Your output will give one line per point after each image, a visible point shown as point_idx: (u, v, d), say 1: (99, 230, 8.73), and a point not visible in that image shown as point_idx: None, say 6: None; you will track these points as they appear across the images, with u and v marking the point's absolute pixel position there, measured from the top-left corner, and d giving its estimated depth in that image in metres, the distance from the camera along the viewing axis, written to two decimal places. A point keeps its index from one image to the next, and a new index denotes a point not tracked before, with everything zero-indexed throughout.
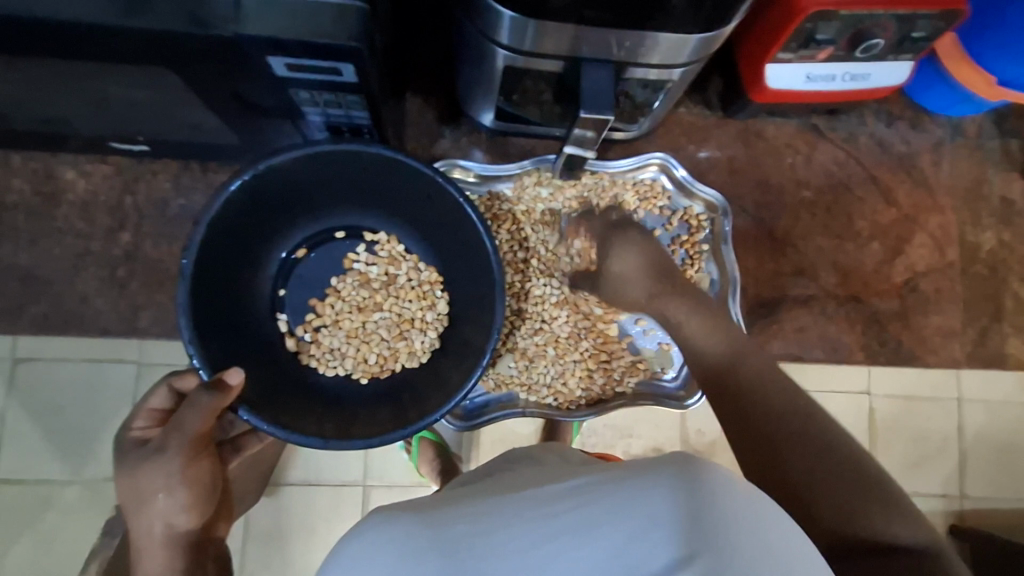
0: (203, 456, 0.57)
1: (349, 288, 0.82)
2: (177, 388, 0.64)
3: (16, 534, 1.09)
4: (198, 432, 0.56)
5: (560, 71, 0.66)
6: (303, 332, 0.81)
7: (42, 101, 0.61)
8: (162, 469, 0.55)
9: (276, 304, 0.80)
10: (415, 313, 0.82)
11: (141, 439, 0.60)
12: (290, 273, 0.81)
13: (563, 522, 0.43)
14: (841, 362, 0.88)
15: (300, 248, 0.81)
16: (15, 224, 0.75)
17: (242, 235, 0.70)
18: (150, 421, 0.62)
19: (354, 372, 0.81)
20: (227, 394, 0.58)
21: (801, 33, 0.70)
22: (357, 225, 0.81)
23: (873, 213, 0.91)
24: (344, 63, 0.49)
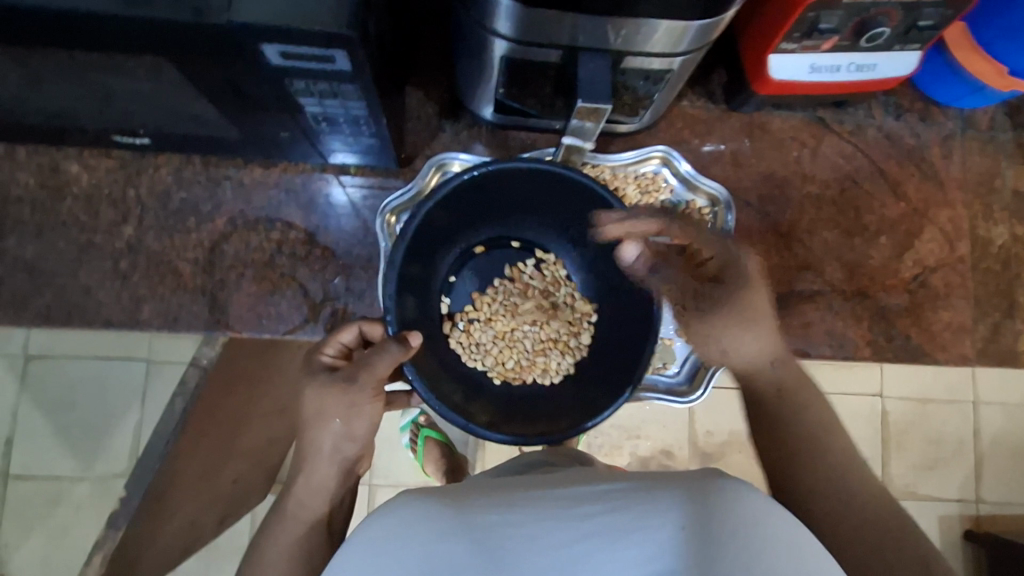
0: (378, 398, 0.65)
1: (510, 293, 0.90)
2: (364, 331, 0.70)
3: (28, 527, 1.25)
4: (381, 375, 0.65)
5: (560, 62, 0.65)
6: (460, 319, 0.88)
7: (46, 94, 0.62)
8: (351, 397, 0.63)
9: (443, 289, 0.88)
10: (564, 334, 0.89)
11: (330, 365, 0.67)
12: (463, 266, 0.89)
13: (594, 523, 0.46)
14: (848, 358, 0.86)
15: (480, 245, 0.89)
16: (21, 217, 0.76)
17: (440, 227, 0.79)
18: (337, 351, 0.68)
19: (490, 369, 0.88)
20: (407, 349, 0.66)
21: (803, 23, 0.69)
22: (534, 241, 0.90)
23: (881, 207, 0.89)
24: (338, 51, 0.49)
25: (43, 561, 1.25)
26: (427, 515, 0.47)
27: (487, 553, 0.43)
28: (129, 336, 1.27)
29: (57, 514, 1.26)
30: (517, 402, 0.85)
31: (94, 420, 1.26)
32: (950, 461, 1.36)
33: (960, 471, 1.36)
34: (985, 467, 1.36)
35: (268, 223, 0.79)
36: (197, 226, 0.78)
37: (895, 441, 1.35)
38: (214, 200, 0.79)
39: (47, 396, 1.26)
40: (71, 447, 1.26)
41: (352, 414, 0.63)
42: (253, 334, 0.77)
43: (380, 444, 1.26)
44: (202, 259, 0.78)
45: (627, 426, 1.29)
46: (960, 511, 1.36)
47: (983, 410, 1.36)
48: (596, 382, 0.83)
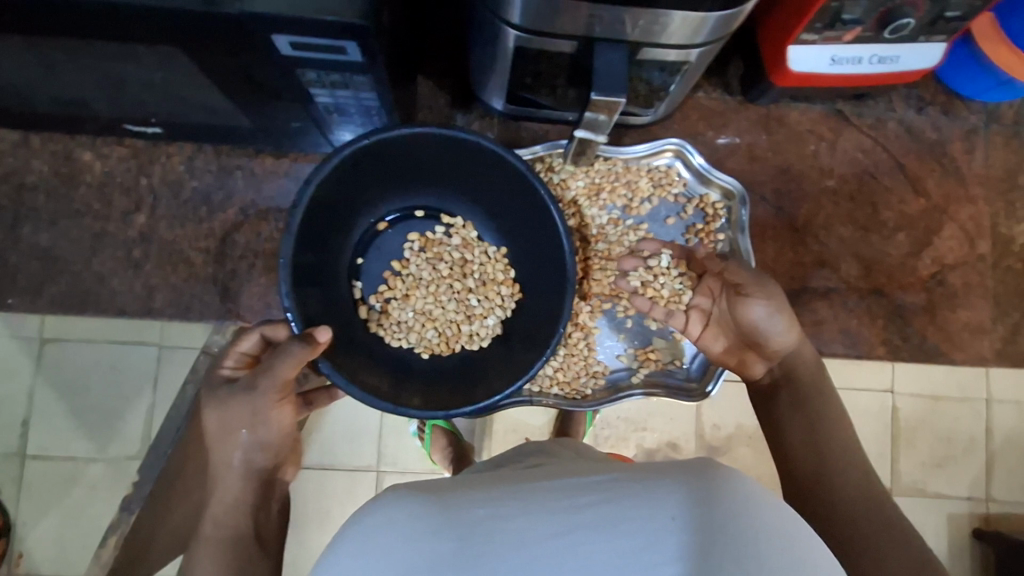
0: (286, 402, 0.65)
1: (420, 262, 0.87)
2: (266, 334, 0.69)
3: (45, 507, 1.28)
4: (286, 378, 0.63)
5: (574, 53, 0.64)
6: (375, 301, 0.86)
7: (60, 81, 0.62)
8: (251, 406, 0.63)
9: (353, 270, 0.86)
10: (488, 298, 0.87)
11: (229, 377, 0.68)
12: (370, 243, 0.87)
13: (582, 514, 0.45)
14: (861, 357, 0.85)
15: (383, 221, 0.87)
16: (35, 205, 0.77)
17: (335, 206, 0.76)
18: (239, 361, 0.69)
19: (415, 346, 0.86)
20: (315, 348, 0.64)
21: (826, 13, 0.67)
22: (438, 206, 0.88)
23: (899, 203, 0.88)
24: (349, 42, 0.48)
25: (61, 540, 1.28)
26: (419, 512, 0.48)
27: (471, 552, 0.44)
28: (142, 322, 1.28)
29: (72, 496, 1.28)
30: (445, 373, 0.84)
31: (107, 404, 1.28)
32: (961, 458, 1.35)
33: (971, 469, 1.34)
34: (996, 466, 1.35)
35: (278, 213, 0.79)
36: (208, 215, 0.78)
37: (905, 437, 1.34)
38: (224, 190, 0.79)
39: (62, 379, 1.28)
40: (85, 429, 1.28)
41: (258, 423, 0.64)
42: (263, 323, 0.78)
43: (388, 432, 1.27)
44: (213, 249, 0.78)
45: (634, 418, 1.29)
46: (969, 509, 1.34)
47: (997, 408, 1.34)
48: (521, 344, 0.81)
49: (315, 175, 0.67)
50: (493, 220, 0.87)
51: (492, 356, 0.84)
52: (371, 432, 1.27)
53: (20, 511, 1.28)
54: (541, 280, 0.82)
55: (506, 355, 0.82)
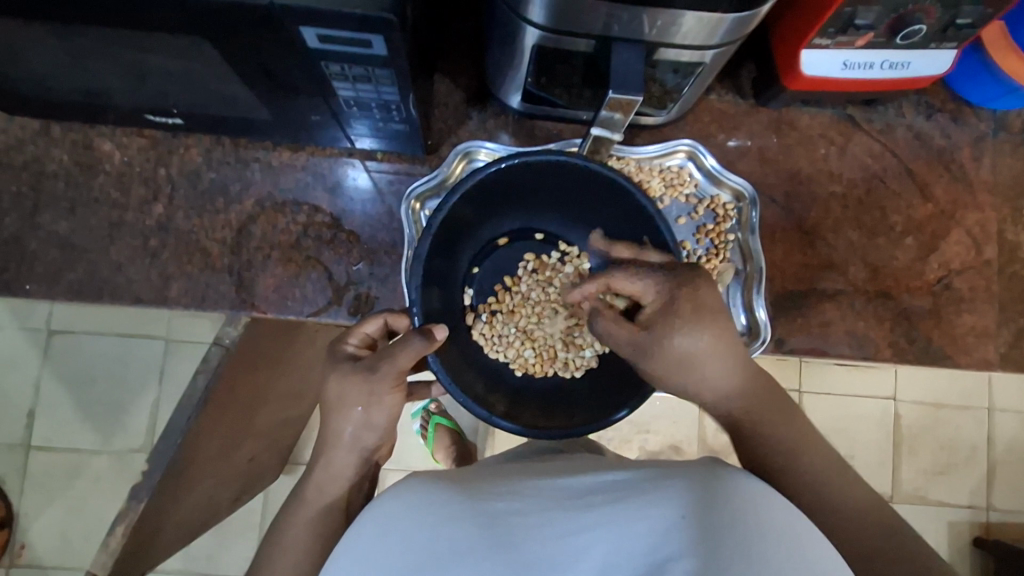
0: (398, 389, 0.64)
1: (531, 283, 0.89)
2: (389, 322, 0.69)
3: (49, 496, 1.28)
4: (403, 368, 0.63)
5: (592, 52, 0.65)
6: (482, 310, 0.89)
7: (86, 70, 0.63)
8: (368, 386, 0.62)
9: (466, 279, 0.88)
10: (592, 329, 0.87)
11: (352, 353, 0.67)
12: (485, 258, 0.89)
13: (592, 514, 0.46)
14: (867, 359, 0.86)
15: (504, 237, 0.89)
16: (54, 193, 0.78)
17: (463, 220, 0.78)
18: (361, 341, 0.68)
19: (511, 361, 0.87)
20: (433, 342, 0.64)
21: (838, 18, 0.68)
22: (558, 234, 0.90)
23: (908, 208, 0.88)
24: (375, 35, 0.49)
25: (63, 532, 1.28)
26: (433, 501, 0.48)
27: (493, 540, 0.44)
28: (150, 314, 1.29)
29: (76, 485, 1.29)
30: (535, 396, 0.83)
31: (115, 394, 1.29)
32: (962, 467, 1.35)
33: (972, 478, 1.35)
34: (997, 475, 1.35)
35: (296, 205, 0.80)
36: (225, 207, 0.79)
37: (907, 444, 1.34)
38: (242, 182, 0.80)
39: (70, 369, 1.29)
40: (90, 421, 1.29)
41: (374, 402, 0.62)
42: (277, 314, 0.79)
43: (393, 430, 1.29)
44: (229, 240, 0.79)
45: (636, 420, 1.30)
46: (970, 518, 1.35)
47: (998, 417, 1.35)
48: (614, 373, 0.82)
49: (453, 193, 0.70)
50: None
51: (584, 388, 0.83)
52: None
53: (22, 502, 1.28)
54: None
55: (606, 383, 0.81)
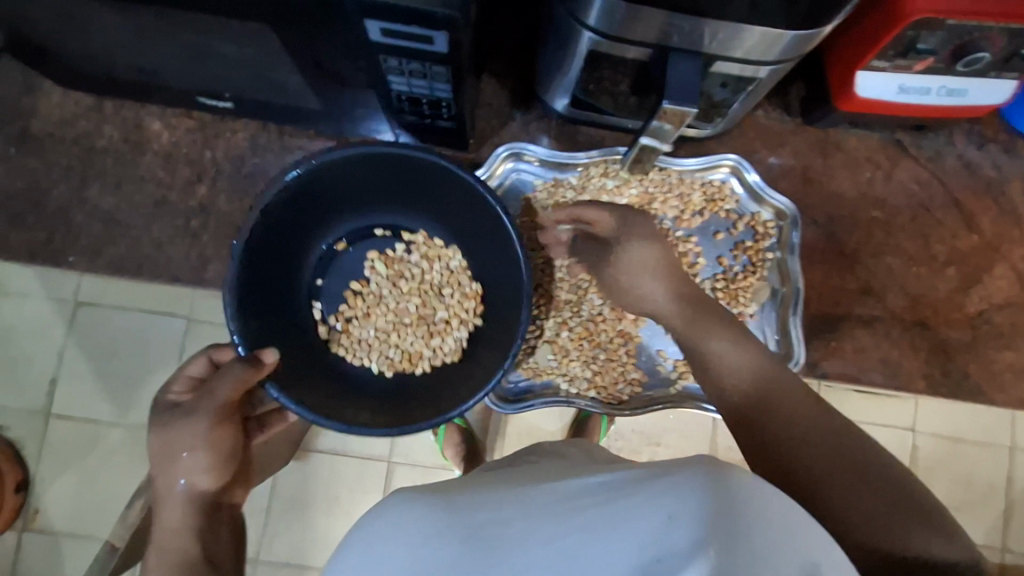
0: (229, 422, 0.59)
1: (381, 281, 0.84)
2: (214, 359, 0.66)
3: (66, 464, 1.30)
4: (229, 399, 0.59)
5: (647, 60, 0.65)
6: (335, 321, 0.83)
7: (146, 49, 0.64)
8: (189, 427, 0.57)
9: (313, 292, 0.83)
10: (450, 311, 0.83)
11: (175, 402, 0.62)
12: (330, 266, 0.84)
13: (576, 519, 0.44)
14: (899, 389, 0.84)
15: (341, 241, 0.83)
16: (102, 168, 0.79)
17: (299, 212, 0.73)
18: (186, 385, 0.64)
19: (379, 366, 0.83)
20: (259, 368, 0.61)
21: (900, 42, 0.67)
22: (399, 225, 0.84)
23: (952, 238, 0.86)
24: (438, 31, 0.49)
25: (76, 501, 1.30)
26: (430, 518, 0.48)
27: (478, 549, 0.44)
28: (177, 293, 1.31)
29: (93, 455, 1.30)
30: (404, 395, 0.79)
31: (139, 369, 1.31)
32: (979, 505, 1.32)
33: (989, 516, 1.32)
34: (1015, 516, 1.32)
35: None
36: None
37: (924, 477, 1.32)
38: (285, 168, 0.81)
39: (96, 341, 1.31)
40: (108, 394, 1.31)
41: (199, 445, 0.57)
42: None
43: None
44: None
45: (649, 432, 1.28)
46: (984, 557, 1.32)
47: None
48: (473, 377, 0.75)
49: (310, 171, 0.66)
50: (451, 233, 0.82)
51: (449, 380, 0.79)
52: None
53: (41, 467, 1.30)
54: (501, 302, 0.78)
55: (483, 363, 0.76)
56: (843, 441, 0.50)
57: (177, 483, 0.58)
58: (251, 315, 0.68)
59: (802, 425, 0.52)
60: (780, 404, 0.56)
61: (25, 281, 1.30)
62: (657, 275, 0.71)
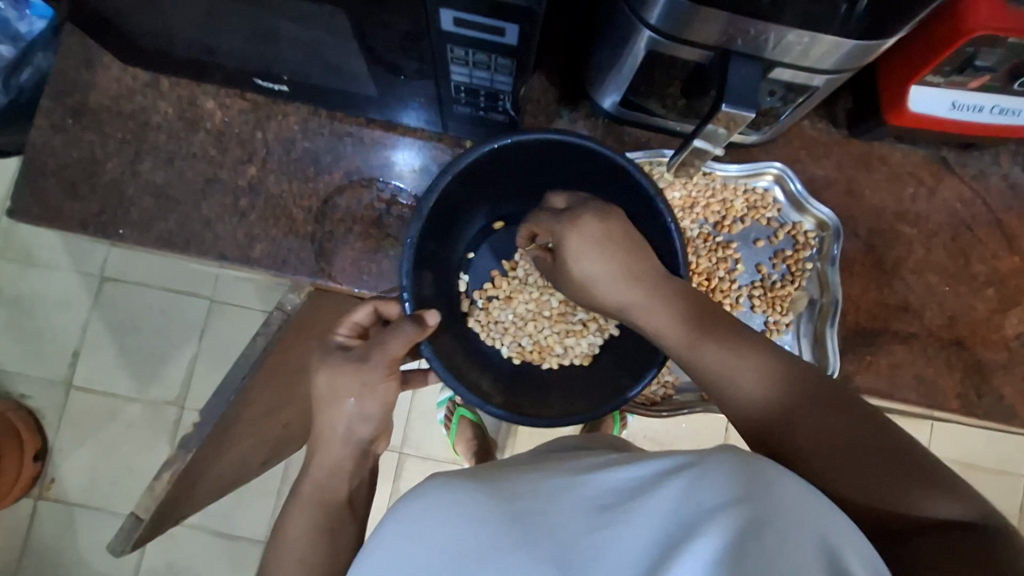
0: (394, 376, 0.65)
1: (530, 267, 0.89)
2: (379, 311, 0.70)
3: (89, 435, 1.32)
4: (395, 355, 0.64)
5: (704, 62, 0.65)
6: (478, 296, 0.90)
7: (212, 28, 0.65)
8: (359, 377, 0.63)
9: (463, 265, 0.89)
10: (563, 302, 0.89)
11: (343, 345, 0.67)
12: (481, 242, 0.89)
13: (617, 505, 0.45)
14: (933, 407, 0.84)
15: (499, 220, 0.88)
16: (156, 143, 0.80)
17: (461, 200, 0.78)
18: (351, 331, 0.69)
19: (507, 349, 0.89)
20: (422, 330, 0.65)
21: (958, 57, 0.67)
22: None
23: (993, 258, 0.86)
24: (512, 23, 0.50)
25: (91, 472, 1.32)
26: (473, 496, 0.48)
27: (525, 532, 0.44)
28: (208, 272, 1.32)
29: (117, 428, 1.32)
30: (532, 382, 0.85)
31: (167, 345, 1.32)
32: None
33: None
34: None
35: (381, 183, 0.82)
36: (314, 176, 0.81)
37: None
38: (333, 153, 0.82)
39: (126, 315, 1.33)
40: (130, 369, 1.33)
41: (366, 394, 0.63)
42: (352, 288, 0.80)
43: (416, 415, 1.29)
44: (315, 209, 0.81)
45: (665, 437, 1.28)
46: None
47: None
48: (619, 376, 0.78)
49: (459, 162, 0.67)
50: None
51: (583, 379, 0.84)
52: (401, 412, 1.29)
53: (65, 435, 1.32)
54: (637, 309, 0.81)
55: (612, 367, 0.82)
56: (844, 424, 0.55)
57: (340, 424, 0.64)
58: (422, 279, 0.74)
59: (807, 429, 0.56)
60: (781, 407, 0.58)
61: (57, 254, 1.33)
62: (605, 251, 0.65)
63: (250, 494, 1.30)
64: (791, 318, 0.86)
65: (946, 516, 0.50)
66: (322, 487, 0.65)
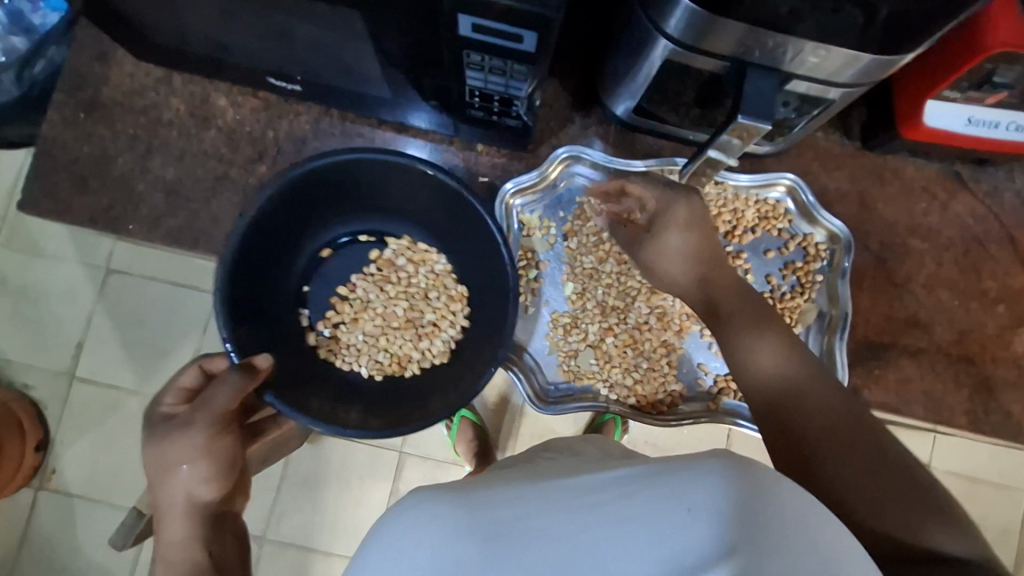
0: (227, 433, 0.63)
1: (369, 287, 0.90)
2: (206, 369, 0.69)
3: (92, 428, 1.32)
4: (225, 410, 0.62)
5: (720, 73, 0.65)
6: (323, 327, 0.89)
7: (228, 27, 0.65)
8: (189, 442, 0.60)
9: (300, 299, 0.89)
10: (438, 314, 0.90)
11: (167, 414, 0.65)
12: (314, 272, 0.89)
13: (602, 508, 0.43)
14: (940, 423, 0.83)
15: (327, 248, 0.89)
16: (167, 139, 0.80)
17: (283, 229, 0.78)
18: (178, 397, 0.67)
19: (370, 369, 0.89)
20: (255, 377, 0.65)
21: (978, 73, 0.67)
22: (382, 231, 0.90)
23: (1005, 275, 0.85)
24: (530, 31, 0.50)
25: (93, 464, 1.32)
26: (449, 514, 0.48)
27: (499, 546, 0.44)
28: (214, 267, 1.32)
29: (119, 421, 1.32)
30: (403, 395, 0.85)
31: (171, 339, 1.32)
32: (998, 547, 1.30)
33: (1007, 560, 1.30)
34: None
35: None
36: None
37: None
38: None
39: (131, 308, 1.33)
40: (133, 362, 1.33)
41: (198, 458, 0.60)
42: None
43: None
44: None
45: (668, 444, 1.28)
46: None
47: None
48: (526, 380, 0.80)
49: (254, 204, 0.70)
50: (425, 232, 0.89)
51: (420, 383, 0.87)
52: None
53: (68, 426, 1.32)
54: (490, 312, 0.82)
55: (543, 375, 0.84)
56: (873, 444, 0.54)
57: (178, 493, 0.61)
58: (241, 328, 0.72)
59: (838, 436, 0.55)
60: (812, 399, 0.59)
61: (61, 245, 1.33)
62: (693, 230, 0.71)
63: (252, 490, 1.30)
64: (799, 329, 0.85)
65: (954, 553, 0.47)
66: (174, 564, 0.60)
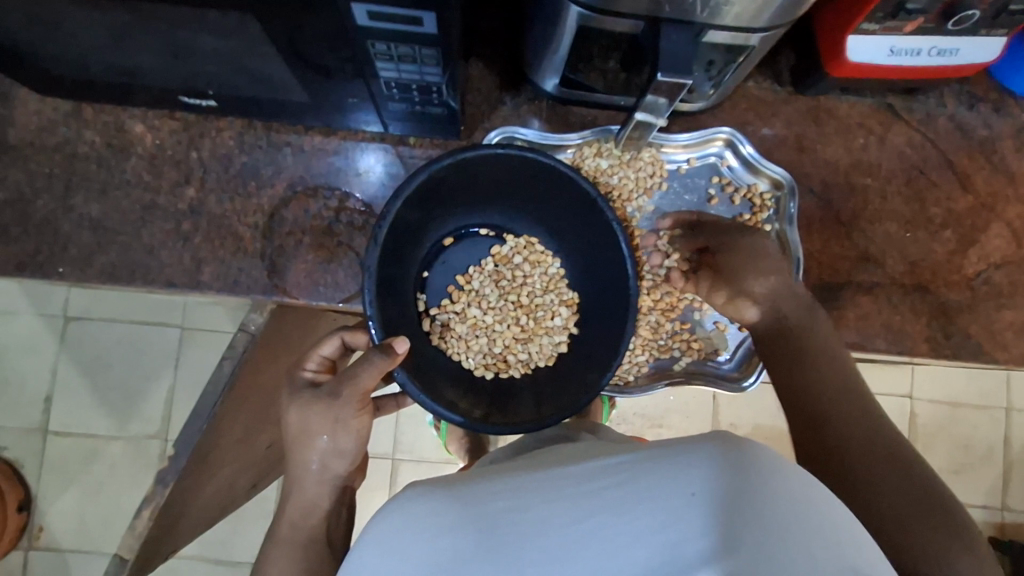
0: (365, 411, 0.67)
1: (483, 280, 0.92)
2: (347, 342, 0.72)
3: (64, 483, 1.28)
4: (366, 387, 0.66)
5: (636, 33, 0.64)
6: (437, 313, 0.90)
7: (122, 47, 0.62)
8: (332, 412, 0.65)
9: (418, 284, 0.90)
10: (547, 315, 0.91)
11: (312, 381, 0.70)
12: (435, 260, 0.91)
13: (598, 499, 0.42)
14: (904, 353, 0.84)
15: (449, 237, 0.90)
16: (87, 174, 0.77)
17: (415, 222, 0.80)
18: (320, 365, 0.71)
19: (473, 363, 0.90)
20: (394, 360, 0.66)
21: (891, 2, 0.66)
22: (502, 226, 0.92)
23: (947, 200, 0.86)
24: (427, 11, 0.48)
25: (82, 515, 1.27)
26: (444, 510, 0.45)
27: (490, 548, 0.40)
28: (167, 301, 1.28)
29: (93, 473, 1.28)
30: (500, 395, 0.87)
31: (134, 380, 1.28)
32: (980, 466, 1.33)
33: (988, 477, 1.33)
34: (1016, 474, 1.33)
35: (328, 191, 0.80)
36: (256, 191, 0.79)
37: (925, 443, 1.33)
38: (273, 165, 0.79)
39: (89, 354, 1.28)
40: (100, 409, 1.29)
41: (339, 430, 0.65)
42: (308, 300, 0.77)
43: (405, 419, 1.24)
44: (261, 225, 0.78)
45: (652, 414, 1.29)
46: (987, 516, 1.33)
47: (1018, 416, 1.33)
48: (585, 363, 0.84)
49: (417, 177, 0.71)
50: (550, 234, 0.90)
51: (544, 380, 0.88)
52: (390, 419, 1.24)
53: (42, 486, 1.27)
54: (599, 309, 0.85)
55: (581, 364, 0.85)
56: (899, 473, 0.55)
57: (313, 458, 0.66)
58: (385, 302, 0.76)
59: (848, 402, 0.62)
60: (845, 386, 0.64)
61: (16, 297, 1.28)
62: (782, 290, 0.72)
63: (246, 518, 1.29)
64: None
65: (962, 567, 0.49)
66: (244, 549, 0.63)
